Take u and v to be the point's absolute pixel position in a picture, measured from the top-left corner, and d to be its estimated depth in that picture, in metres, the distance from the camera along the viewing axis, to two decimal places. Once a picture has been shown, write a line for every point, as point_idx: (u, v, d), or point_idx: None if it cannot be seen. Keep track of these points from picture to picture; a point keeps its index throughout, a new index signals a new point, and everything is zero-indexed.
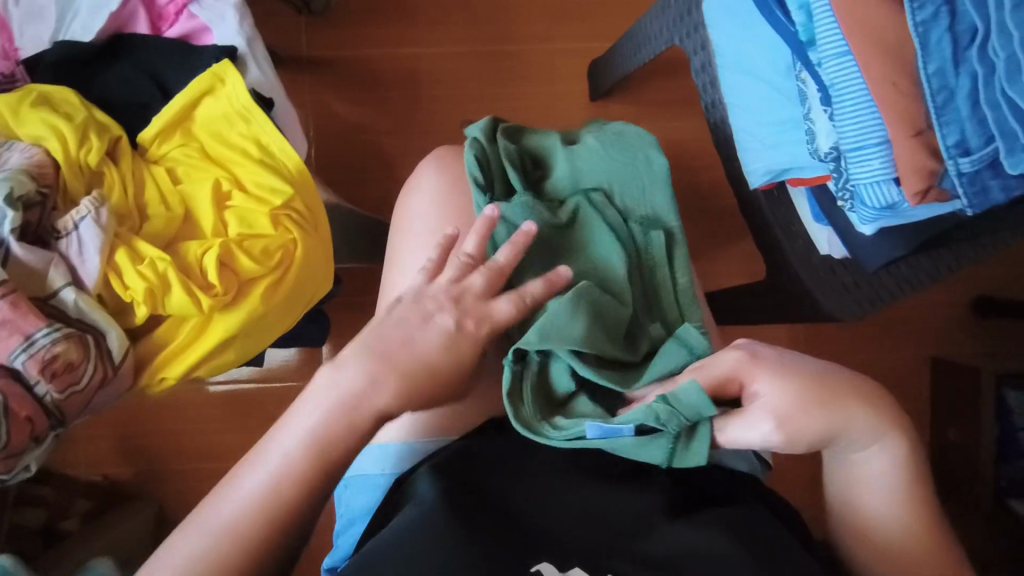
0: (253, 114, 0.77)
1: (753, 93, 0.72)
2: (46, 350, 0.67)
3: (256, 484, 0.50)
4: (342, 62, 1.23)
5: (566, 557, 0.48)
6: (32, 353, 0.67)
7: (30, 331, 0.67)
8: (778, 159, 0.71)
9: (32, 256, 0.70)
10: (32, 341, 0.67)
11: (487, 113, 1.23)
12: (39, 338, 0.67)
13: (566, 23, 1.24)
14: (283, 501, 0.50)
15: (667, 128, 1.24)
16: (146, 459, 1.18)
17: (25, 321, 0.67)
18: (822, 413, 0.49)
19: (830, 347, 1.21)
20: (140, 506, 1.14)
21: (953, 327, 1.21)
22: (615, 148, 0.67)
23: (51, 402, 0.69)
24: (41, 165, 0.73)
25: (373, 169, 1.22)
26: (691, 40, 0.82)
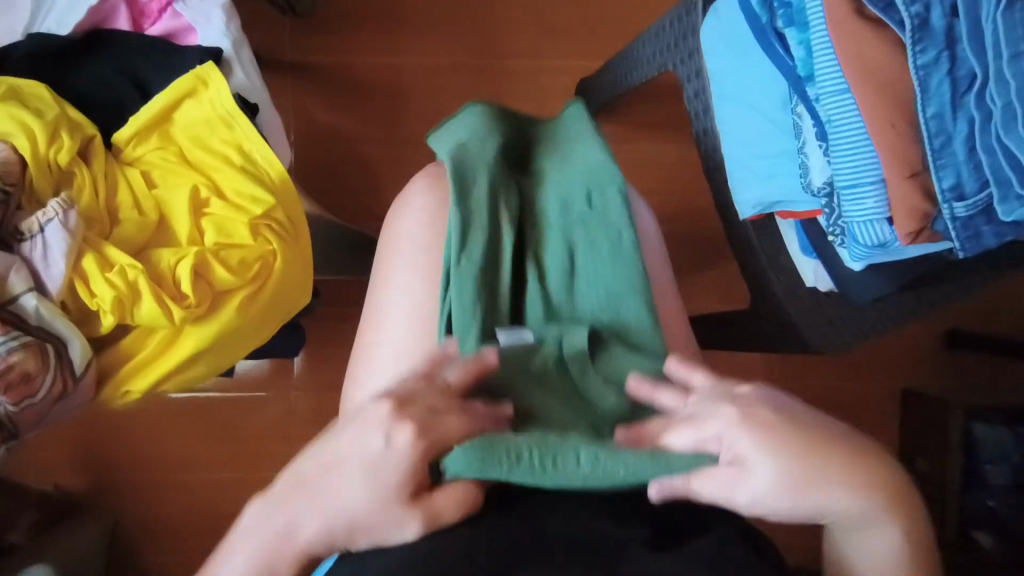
0: (237, 120, 0.75)
1: (747, 124, 0.72)
2: (1, 361, 0.63)
3: (245, 561, 0.47)
4: (328, 67, 1.20)
5: None
6: None
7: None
8: (769, 192, 0.71)
9: None
10: None
11: None
12: None
13: (557, 41, 1.24)
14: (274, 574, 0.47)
15: (652, 150, 1.24)
16: (102, 469, 1.13)
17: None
18: (815, 489, 0.45)
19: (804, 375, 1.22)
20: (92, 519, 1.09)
21: (923, 359, 1.24)
22: (587, 162, 0.67)
23: (4, 415, 0.65)
24: (6, 162, 0.69)
25: (355, 178, 1.20)
26: (685, 67, 0.83)
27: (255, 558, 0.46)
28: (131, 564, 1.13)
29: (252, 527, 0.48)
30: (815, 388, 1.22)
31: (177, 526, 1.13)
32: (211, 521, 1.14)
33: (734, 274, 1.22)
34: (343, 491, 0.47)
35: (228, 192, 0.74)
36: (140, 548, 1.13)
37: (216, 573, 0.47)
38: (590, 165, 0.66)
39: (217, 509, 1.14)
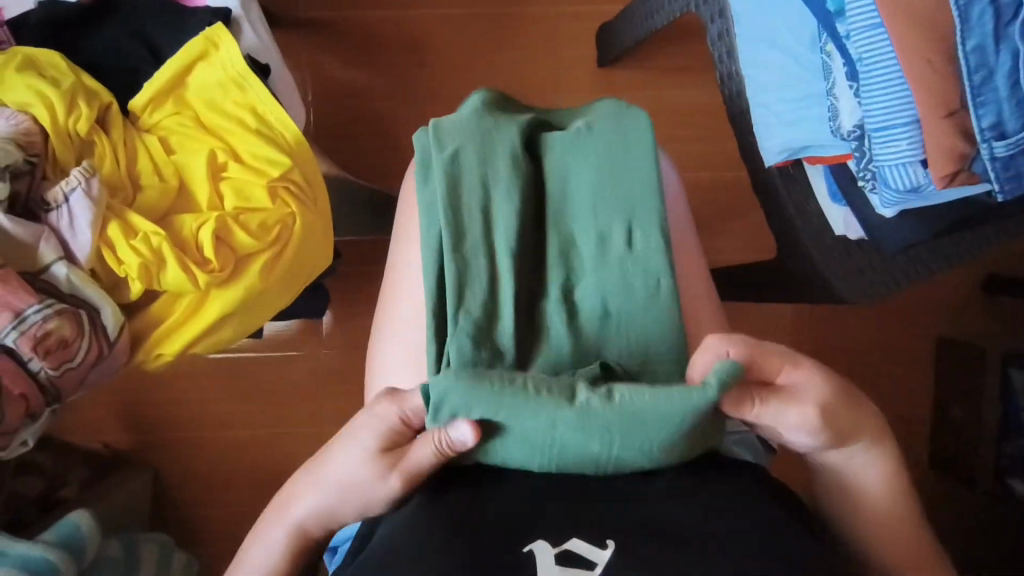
0: (249, 82, 0.74)
1: (772, 65, 0.69)
2: (37, 327, 0.65)
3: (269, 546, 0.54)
4: (341, 23, 1.18)
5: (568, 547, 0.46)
6: (23, 330, 0.65)
7: (20, 308, 0.65)
8: (796, 137, 0.68)
9: (21, 229, 0.67)
10: (22, 318, 0.65)
11: (491, 79, 1.19)
12: (30, 315, 0.65)
13: None
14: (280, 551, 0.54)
15: (676, 96, 1.20)
16: (146, 428, 1.18)
17: (15, 297, 0.65)
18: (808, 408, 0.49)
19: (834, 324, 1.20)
20: (139, 473, 1.15)
21: (960, 306, 1.20)
22: (612, 160, 0.60)
23: (46, 379, 0.67)
24: (28, 133, 0.70)
25: (373, 137, 1.19)
26: (708, 7, 0.79)
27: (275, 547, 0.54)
28: (177, 517, 1.19)
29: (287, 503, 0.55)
30: (847, 338, 1.20)
31: (219, 481, 1.19)
32: (251, 475, 1.18)
33: (764, 224, 1.18)
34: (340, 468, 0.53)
35: (245, 156, 0.74)
36: (184, 502, 1.19)
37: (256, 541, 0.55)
38: (618, 161, 0.60)
39: (256, 464, 1.18)
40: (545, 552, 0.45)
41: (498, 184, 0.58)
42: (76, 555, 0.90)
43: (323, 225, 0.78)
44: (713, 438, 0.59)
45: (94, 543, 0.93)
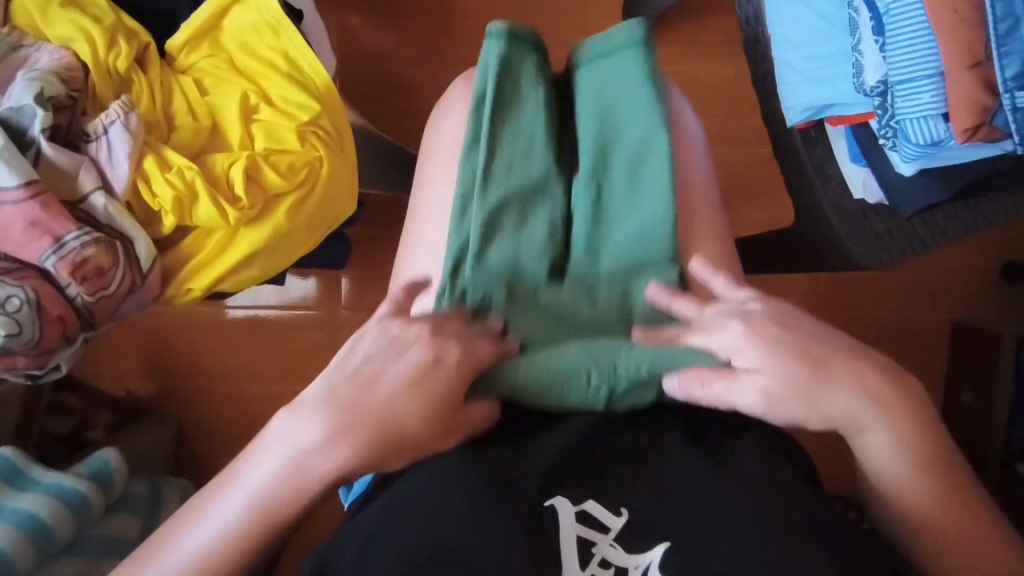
0: (283, 26, 0.76)
1: (799, 23, 0.69)
2: (76, 253, 0.68)
3: (233, 506, 0.47)
4: None
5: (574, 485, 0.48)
6: (63, 256, 0.68)
7: (60, 233, 0.68)
8: (820, 95, 0.69)
9: (63, 158, 0.70)
10: (62, 244, 0.68)
11: None
12: (69, 241, 0.68)
13: None
14: (241, 535, 0.47)
15: (700, 69, 1.20)
16: (169, 377, 1.22)
17: (56, 223, 0.68)
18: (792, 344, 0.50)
19: (848, 304, 1.20)
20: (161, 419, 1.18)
21: (976, 291, 1.21)
22: (629, 99, 0.59)
23: (82, 304, 0.71)
24: (70, 68, 0.72)
25: (397, 99, 1.20)
26: None
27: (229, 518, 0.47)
28: (196, 465, 1.23)
29: (252, 470, 0.48)
30: (862, 318, 1.21)
31: (237, 431, 1.22)
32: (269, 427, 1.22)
33: (782, 201, 1.19)
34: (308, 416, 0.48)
35: (277, 101, 0.77)
36: (204, 450, 1.22)
37: (204, 515, 0.47)
38: (632, 99, 0.59)
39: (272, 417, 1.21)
40: (565, 510, 0.47)
41: (519, 123, 0.58)
42: (104, 487, 0.95)
43: (348, 171, 0.81)
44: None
45: (121, 478, 0.97)
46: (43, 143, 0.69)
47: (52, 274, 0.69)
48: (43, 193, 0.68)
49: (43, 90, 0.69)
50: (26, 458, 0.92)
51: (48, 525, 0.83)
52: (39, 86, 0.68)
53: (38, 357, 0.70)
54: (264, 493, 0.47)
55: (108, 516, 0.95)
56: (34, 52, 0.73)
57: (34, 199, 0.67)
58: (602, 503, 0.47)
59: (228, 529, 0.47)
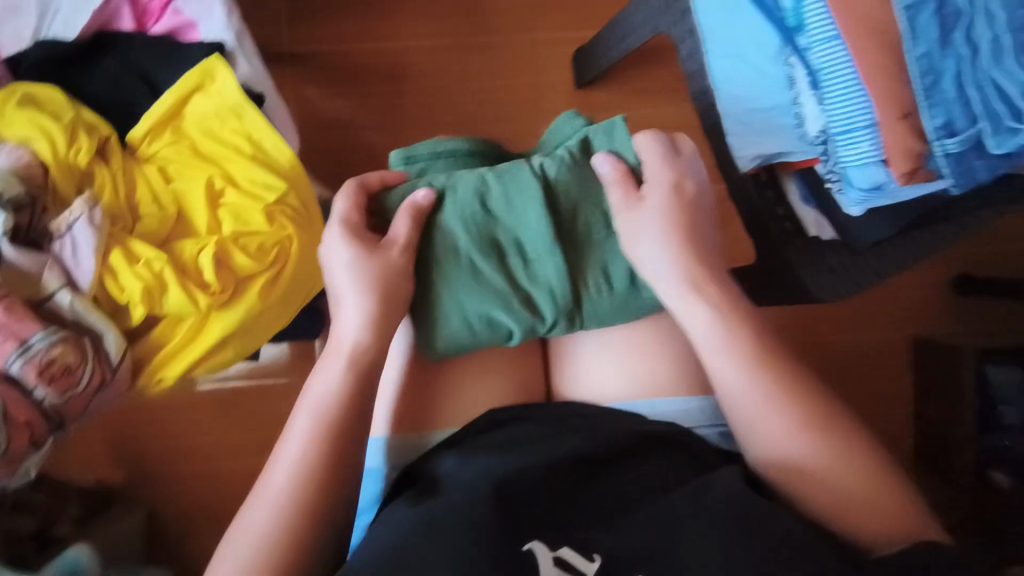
0: (245, 110, 0.77)
1: (740, 76, 0.73)
2: (43, 354, 0.66)
3: (289, 466, 0.54)
4: (326, 56, 1.22)
5: (554, 538, 0.51)
6: (29, 358, 0.66)
7: (26, 335, 0.66)
8: (768, 144, 0.73)
9: (26, 259, 0.69)
10: (27, 346, 0.66)
11: (475, 105, 1.24)
12: (35, 342, 0.67)
13: (549, 15, 1.25)
14: (299, 493, 0.52)
15: (651, 115, 1.25)
16: (139, 461, 1.18)
17: (21, 326, 0.66)
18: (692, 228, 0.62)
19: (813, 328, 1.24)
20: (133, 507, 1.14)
21: (934, 305, 1.26)
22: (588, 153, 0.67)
23: (50, 406, 0.69)
24: (30, 167, 0.72)
25: (361, 164, 1.22)
26: (680, 28, 0.84)
27: (281, 487, 0.53)
28: (174, 552, 1.17)
29: (287, 447, 0.55)
30: (829, 341, 1.25)
31: (215, 513, 1.18)
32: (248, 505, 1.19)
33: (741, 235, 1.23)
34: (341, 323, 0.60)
35: (244, 183, 0.78)
36: (180, 536, 1.18)
37: (258, 495, 0.53)
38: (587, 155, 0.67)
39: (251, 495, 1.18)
40: (543, 553, 0.49)
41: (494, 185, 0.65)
42: None
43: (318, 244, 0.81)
44: (708, 436, 0.64)
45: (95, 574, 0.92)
46: (4, 246, 0.68)
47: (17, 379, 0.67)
48: (7, 298, 0.67)
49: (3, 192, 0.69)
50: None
51: None
52: None
53: (7, 466, 0.68)
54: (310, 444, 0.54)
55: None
56: None
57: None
58: (575, 548, 0.50)
59: (288, 486, 0.53)
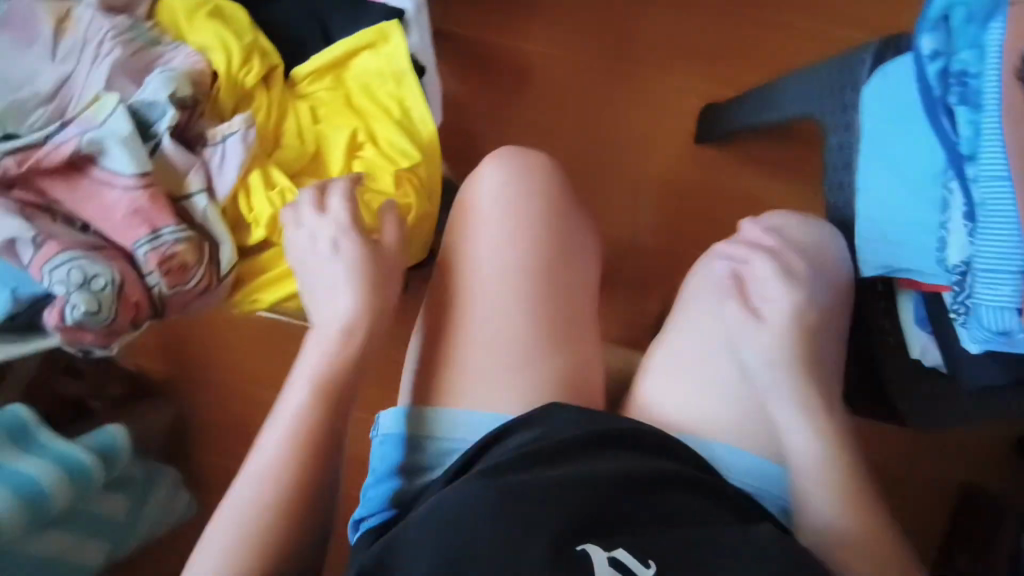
0: (406, 80, 0.80)
1: (892, 184, 0.71)
2: (168, 247, 0.71)
3: (297, 399, 0.64)
4: (472, 43, 1.29)
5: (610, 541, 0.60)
6: (156, 246, 0.71)
7: (159, 225, 0.71)
8: (900, 259, 0.71)
9: (179, 157, 0.74)
10: (157, 235, 0.71)
11: (586, 129, 1.28)
12: (165, 234, 0.71)
13: (696, 63, 1.28)
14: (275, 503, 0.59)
15: (760, 185, 1.26)
16: (178, 363, 1.31)
17: (156, 215, 0.71)
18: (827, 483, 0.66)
19: (880, 447, 1.17)
20: (160, 406, 1.27)
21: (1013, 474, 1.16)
22: None
23: (158, 294, 0.72)
24: (202, 73, 0.76)
25: (461, 147, 1.27)
26: (837, 117, 0.85)
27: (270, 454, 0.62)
28: (187, 456, 1.30)
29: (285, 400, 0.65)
30: (885, 465, 1.16)
31: (234, 430, 1.30)
32: None
33: None
34: (335, 304, 0.68)
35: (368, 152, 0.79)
36: (198, 443, 1.30)
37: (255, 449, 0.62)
38: None
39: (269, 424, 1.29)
40: (596, 552, 0.59)
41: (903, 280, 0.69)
42: (109, 464, 1.01)
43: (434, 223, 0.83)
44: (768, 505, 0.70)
45: (124, 456, 1.04)
46: (165, 140, 0.74)
47: (139, 261, 0.71)
48: (152, 186, 0.72)
49: (177, 90, 0.74)
50: (39, 421, 0.98)
51: (47, 495, 0.88)
52: (173, 86, 0.73)
53: (107, 336, 0.71)
54: (292, 429, 0.62)
55: (48, 530, 0.95)
56: (172, 51, 0.77)
57: (144, 189, 0.71)
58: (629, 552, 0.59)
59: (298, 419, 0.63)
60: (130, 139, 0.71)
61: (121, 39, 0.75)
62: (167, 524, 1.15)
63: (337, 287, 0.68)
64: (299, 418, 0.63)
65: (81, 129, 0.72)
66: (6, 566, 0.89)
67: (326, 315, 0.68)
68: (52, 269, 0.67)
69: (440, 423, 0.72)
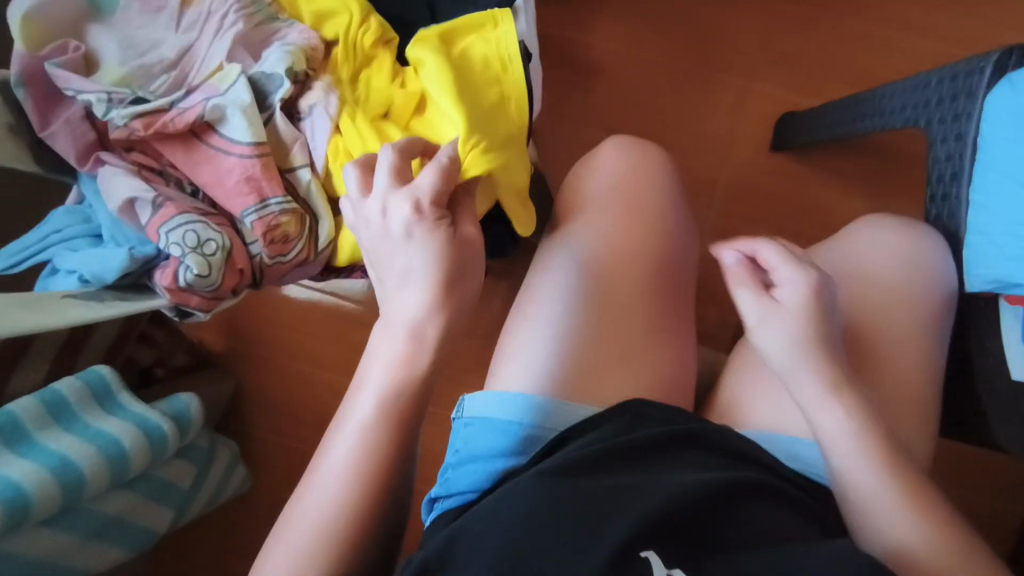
0: (513, 64, 0.80)
1: (1008, 195, 0.70)
2: (274, 217, 0.73)
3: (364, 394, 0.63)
4: (552, 39, 1.29)
5: (672, 558, 0.57)
6: (262, 215, 0.73)
7: (269, 196, 0.74)
8: (1011, 273, 0.69)
9: (286, 130, 0.78)
10: (265, 205, 0.74)
11: (660, 130, 1.27)
12: (273, 204, 0.74)
13: (778, 70, 1.27)
14: (344, 495, 0.58)
15: (837, 199, 1.24)
16: (241, 337, 1.33)
17: (267, 185, 0.74)
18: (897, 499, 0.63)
19: (951, 476, 1.12)
20: (220, 379, 1.30)
21: None
22: None
23: (259, 262, 0.75)
24: (314, 48, 0.79)
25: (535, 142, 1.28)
26: (944, 127, 0.84)
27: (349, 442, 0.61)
28: (241, 430, 1.32)
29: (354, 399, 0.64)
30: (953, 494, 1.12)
31: (289, 408, 1.31)
32: (325, 418, 1.30)
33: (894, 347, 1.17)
34: (406, 293, 0.66)
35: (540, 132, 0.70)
36: (253, 418, 1.32)
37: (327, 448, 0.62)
38: None
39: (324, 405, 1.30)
40: (656, 564, 0.57)
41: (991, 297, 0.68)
42: (181, 431, 1.01)
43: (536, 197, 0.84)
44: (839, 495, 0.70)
45: (195, 425, 1.04)
46: (276, 113, 0.77)
47: (246, 228, 0.74)
48: (266, 156, 0.75)
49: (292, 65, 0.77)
50: (120, 382, 0.97)
51: (127, 455, 0.88)
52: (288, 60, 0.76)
53: (209, 300, 0.72)
54: (365, 425, 0.62)
55: (113, 492, 0.91)
56: (287, 29, 0.81)
57: (257, 158, 0.74)
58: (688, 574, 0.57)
59: (366, 416, 0.62)
60: (248, 107, 0.74)
61: (246, 15, 0.80)
62: (223, 496, 1.16)
63: (407, 282, 0.66)
64: (377, 414, 0.62)
65: (206, 97, 0.76)
66: (76, 524, 0.86)
67: (395, 311, 0.66)
68: (169, 230, 0.69)
69: (516, 409, 0.71)
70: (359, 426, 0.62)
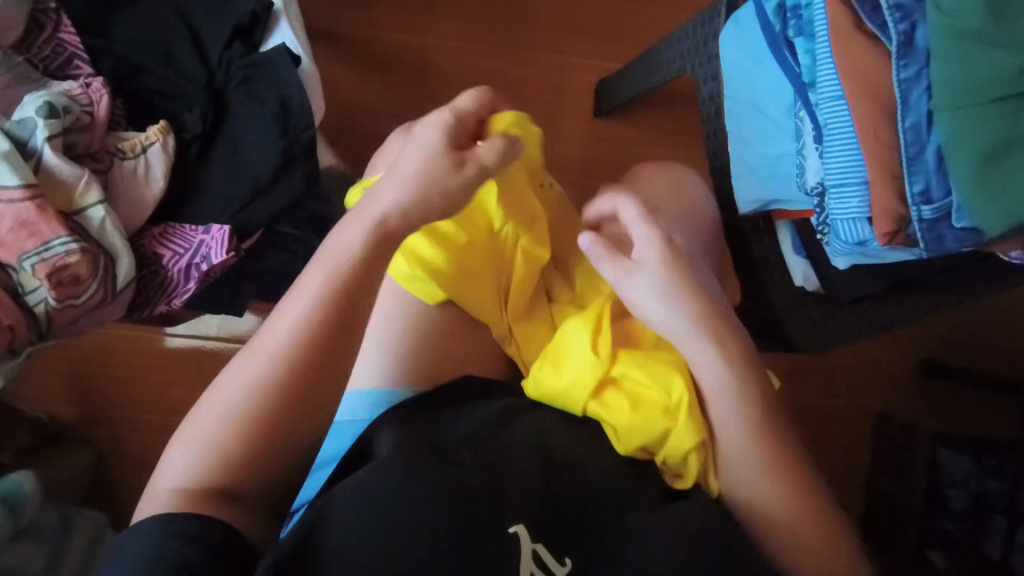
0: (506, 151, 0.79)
1: (749, 122, 0.76)
2: (58, 258, 0.70)
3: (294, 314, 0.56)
4: (358, 40, 1.27)
5: (541, 524, 0.54)
6: (45, 258, 0.70)
7: (48, 237, 0.70)
8: (766, 191, 0.75)
9: (65, 169, 0.73)
10: (48, 247, 0.70)
11: None
12: (55, 245, 0.70)
13: (580, 40, 1.32)
14: (257, 416, 0.54)
15: (656, 152, 1.31)
16: (88, 402, 1.20)
17: (46, 225, 0.70)
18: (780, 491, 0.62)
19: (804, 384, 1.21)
20: (76, 450, 1.17)
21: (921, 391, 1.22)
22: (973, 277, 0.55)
23: (42, 312, 0.71)
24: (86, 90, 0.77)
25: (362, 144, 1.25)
26: (704, 69, 0.90)
27: (260, 362, 0.55)
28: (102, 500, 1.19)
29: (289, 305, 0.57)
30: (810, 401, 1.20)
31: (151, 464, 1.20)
32: None
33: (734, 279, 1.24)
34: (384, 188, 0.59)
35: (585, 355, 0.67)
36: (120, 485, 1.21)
37: (239, 360, 0.56)
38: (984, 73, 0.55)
39: None
40: (525, 538, 0.53)
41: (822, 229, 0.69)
42: (13, 510, 0.93)
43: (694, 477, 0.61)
44: None
45: (32, 503, 0.95)
46: (46, 152, 0.73)
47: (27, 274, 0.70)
48: (39, 198, 0.70)
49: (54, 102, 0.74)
50: None
51: None
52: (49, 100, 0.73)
53: None
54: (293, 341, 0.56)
55: None
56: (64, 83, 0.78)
57: (30, 201, 0.70)
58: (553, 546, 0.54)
59: (296, 324, 0.55)
60: (9, 155, 0.70)
61: None
62: None
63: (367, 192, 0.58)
64: (307, 320, 0.55)
65: None
66: None
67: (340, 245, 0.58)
68: None
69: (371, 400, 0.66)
70: (275, 353, 0.55)
